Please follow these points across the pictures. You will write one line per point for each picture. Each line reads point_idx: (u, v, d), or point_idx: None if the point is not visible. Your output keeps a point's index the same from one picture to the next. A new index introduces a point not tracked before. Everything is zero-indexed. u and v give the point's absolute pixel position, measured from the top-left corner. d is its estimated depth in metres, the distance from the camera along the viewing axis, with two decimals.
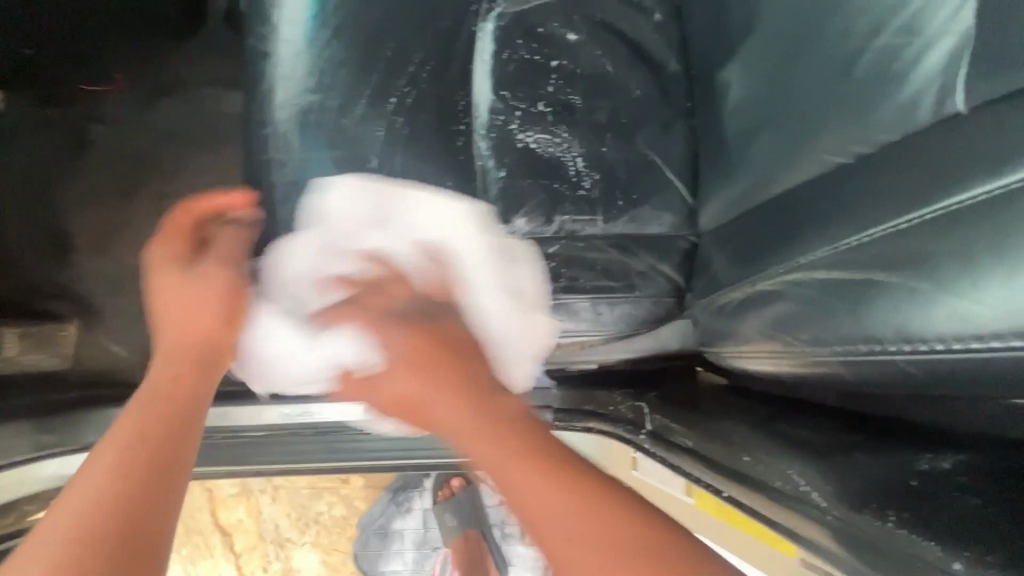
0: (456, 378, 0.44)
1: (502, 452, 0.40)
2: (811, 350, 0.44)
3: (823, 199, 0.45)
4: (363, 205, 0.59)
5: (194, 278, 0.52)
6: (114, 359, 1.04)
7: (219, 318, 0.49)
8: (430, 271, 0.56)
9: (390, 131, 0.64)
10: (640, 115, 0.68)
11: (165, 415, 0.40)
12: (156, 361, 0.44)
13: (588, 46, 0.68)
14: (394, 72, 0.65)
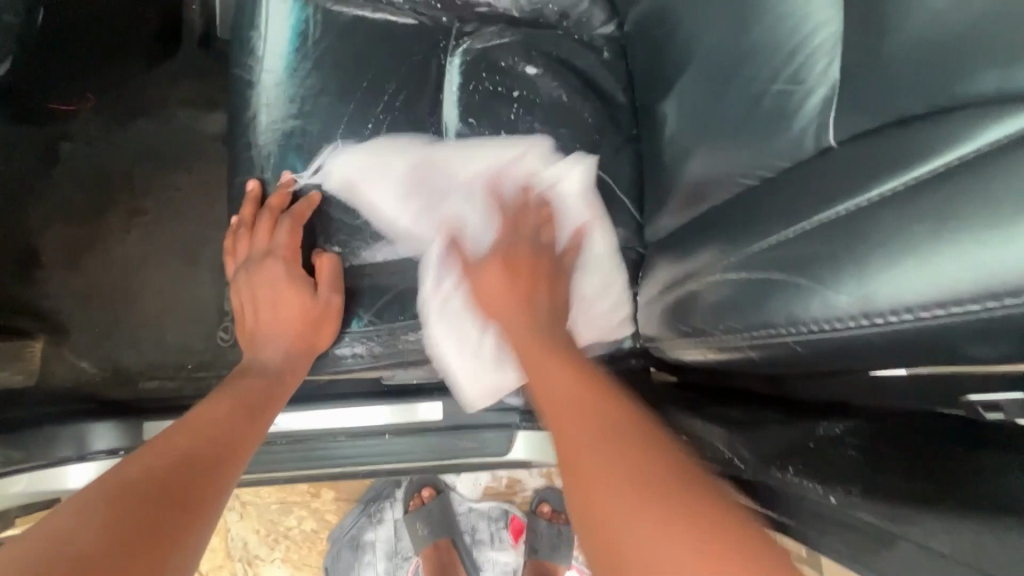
0: (545, 342, 0.59)
1: (551, 381, 0.54)
2: (725, 336, 0.51)
3: (734, 213, 0.55)
4: (440, 168, 0.69)
5: (259, 373, 0.67)
6: (83, 375, 1.04)
7: (254, 420, 0.62)
8: (500, 216, 0.67)
9: (366, 154, 0.71)
10: (592, 139, 0.76)
11: (202, 481, 0.50)
12: (196, 430, 0.56)
13: (547, 79, 0.76)
14: (369, 100, 0.71)
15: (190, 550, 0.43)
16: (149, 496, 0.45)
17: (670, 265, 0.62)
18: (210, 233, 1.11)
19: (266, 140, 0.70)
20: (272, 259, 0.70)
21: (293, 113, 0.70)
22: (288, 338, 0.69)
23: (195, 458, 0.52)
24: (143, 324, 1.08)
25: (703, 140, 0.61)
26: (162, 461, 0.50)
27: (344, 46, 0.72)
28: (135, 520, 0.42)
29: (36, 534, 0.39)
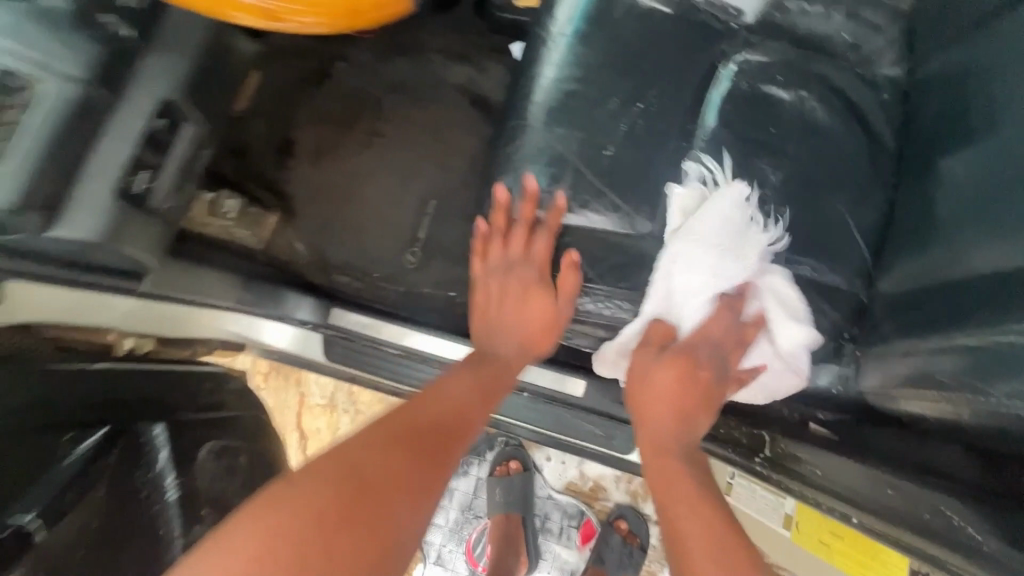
0: (679, 446, 0.68)
1: (688, 519, 0.58)
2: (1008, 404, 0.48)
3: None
4: (722, 228, 0.67)
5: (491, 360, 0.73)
6: (295, 254, 1.20)
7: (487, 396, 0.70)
8: (715, 323, 0.69)
9: (632, 127, 0.73)
10: (849, 177, 0.74)
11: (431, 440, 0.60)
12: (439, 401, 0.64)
13: (818, 104, 0.75)
14: (647, 81, 0.75)
15: (406, 522, 0.51)
16: (360, 490, 0.50)
17: (925, 319, 0.59)
18: (425, 168, 1.23)
19: (537, 95, 0.76)
20: (527, 266, 0.76)
21: (578, 76, 0.75)
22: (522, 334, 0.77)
23: (433, 436, 0.59)
24: (352, 226, 1.21)
25: (997, 202, 0.58)
26: (406, 422, 0.59)
27: (635, 33, 0.76)
28: (389, 475, 0.52)
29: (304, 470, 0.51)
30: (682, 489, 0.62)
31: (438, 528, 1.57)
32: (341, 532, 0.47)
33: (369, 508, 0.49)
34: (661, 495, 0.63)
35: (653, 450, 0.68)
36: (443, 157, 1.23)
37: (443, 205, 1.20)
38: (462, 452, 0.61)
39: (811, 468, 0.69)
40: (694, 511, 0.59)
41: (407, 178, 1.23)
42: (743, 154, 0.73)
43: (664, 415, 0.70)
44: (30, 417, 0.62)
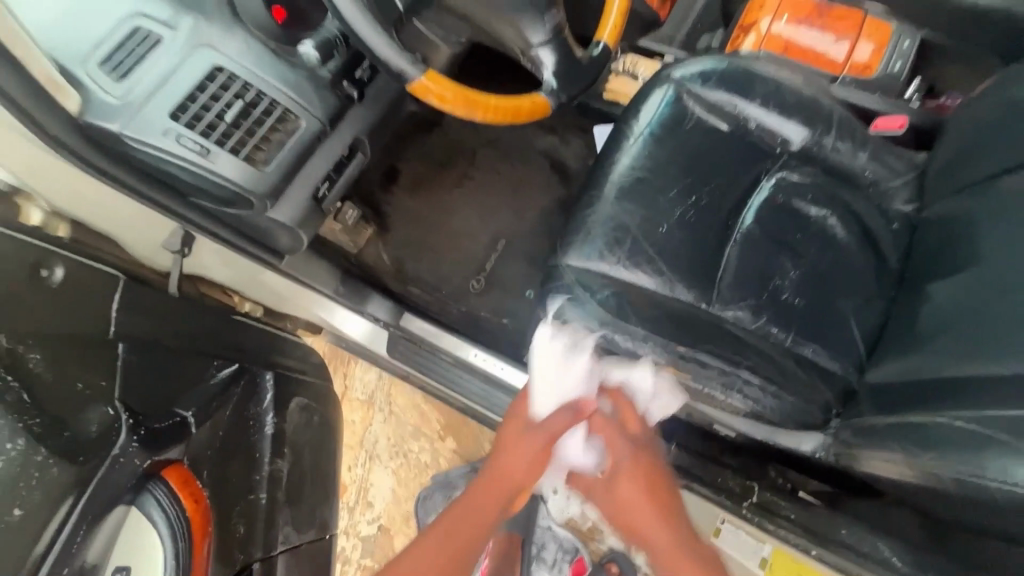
0: (671, 520, 0.72)
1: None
2: (935, 466, 0.61)
3: (971, 387, 0.66)
4: (562, 368, 0.79)
5: (489, 476, 0.74)
6: (380, 262, 1.42)
7: (490, 513, 0.72)
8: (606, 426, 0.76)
9: (686, 215, 0.92)
10: (853, 286, 0.91)
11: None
12: (455, 537, 0.70)
13: (835, 223, 0.94)
14: (703, 181, 0.94)
15: None
16: None
17: (894, 405, 0.73)
18: (502, 213, 1.45)
19: (614, 176, 0.96)
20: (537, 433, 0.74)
21: (649, 167, 0.95)
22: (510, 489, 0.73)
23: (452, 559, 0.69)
24: (432, 248, 1.43)
25: (961, 325, 0.74)
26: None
27: (700, 143, 0.96)
28: None
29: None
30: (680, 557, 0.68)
31: None
32: None
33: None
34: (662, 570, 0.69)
35: (638, 530, 0.72)
36: (519, 206, 1.45)
37: (511, 246, 1.42)
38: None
39: (786, 513, 0.86)
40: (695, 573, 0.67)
41: (486, 217, 1.45)
42: (768, 251, 0.93)
43: (640, 499, 0.72)
44: (185, 344, 0.81)
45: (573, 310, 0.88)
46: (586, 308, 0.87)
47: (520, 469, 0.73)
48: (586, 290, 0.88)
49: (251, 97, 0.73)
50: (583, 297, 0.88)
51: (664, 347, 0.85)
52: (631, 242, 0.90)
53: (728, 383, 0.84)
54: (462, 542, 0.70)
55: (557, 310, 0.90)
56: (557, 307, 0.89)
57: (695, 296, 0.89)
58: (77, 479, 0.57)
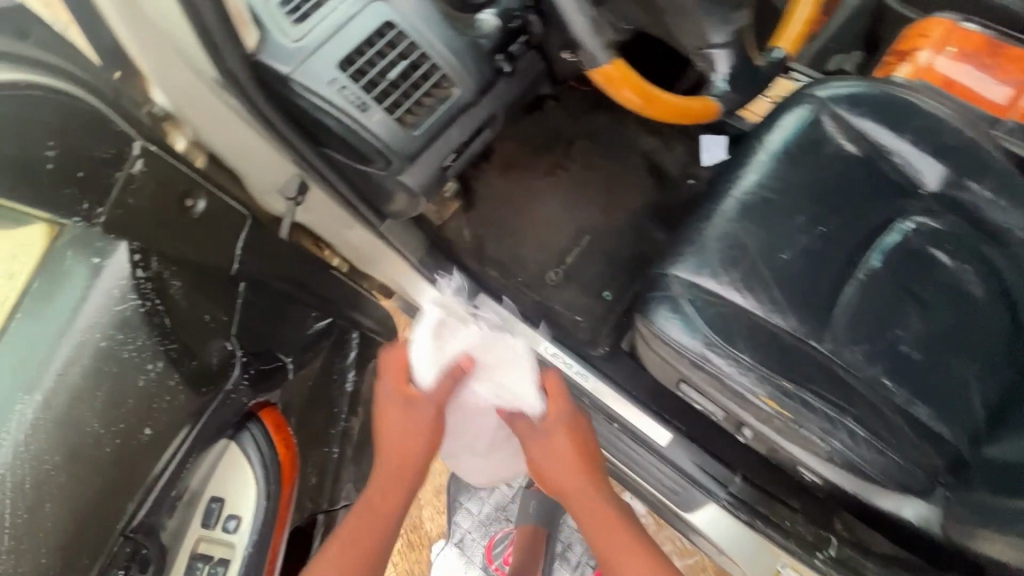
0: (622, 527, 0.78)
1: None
2: None
3: None
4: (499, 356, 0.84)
5: (392, 451, 0.78)
6: (460, 238, 1.41)
7: (406, 476, 0.79)
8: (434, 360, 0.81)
9: (809, 245, 0.87)
10: (979, 350, 0.84)
11: (380, 527, 0.76)
12: (376, 493, 0.78)
13: (972, 281, 0.87)
14: (834, 211, 0.88)
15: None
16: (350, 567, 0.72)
17: None
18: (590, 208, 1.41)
19: (736, 192, 0.91)
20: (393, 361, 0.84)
21: (778, 188, 0.89)
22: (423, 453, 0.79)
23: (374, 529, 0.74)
24: (513, 232, 1.40)
25: None
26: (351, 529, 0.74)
27: (836, 172, 0.90)
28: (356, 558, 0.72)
29: (342, 537, 0.74)
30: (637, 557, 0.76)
31: (469, 514, 1.71)
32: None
33: (374, 555, 0.74)
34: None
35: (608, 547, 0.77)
36: (610, 203, 1.40)
37: (594, 243, 1.38)
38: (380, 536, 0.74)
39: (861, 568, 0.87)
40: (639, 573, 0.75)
41: (573, 208, 1.40)
42: (893, 298, 0.86)
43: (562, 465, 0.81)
44: (288, 291, 0.81)
45: (673, 324, 0.84)
46: (684, 323, 0.84)
47: (417, 438, 0.79)
48: (690, 305, 0.84)
49: (415, 59, 0.76)
50: (684, 311, 0.84)
51: (768, 380, 0.80)
52: (747, 264, 0.85)
53: (831, 430, 0.79)
54: (395, 487, 0.78)
55: (653, 319, 0.86)
56: (656, 317, 0.86)
57: (808, 332, 0.84)
58: (195, 408, 0.60)
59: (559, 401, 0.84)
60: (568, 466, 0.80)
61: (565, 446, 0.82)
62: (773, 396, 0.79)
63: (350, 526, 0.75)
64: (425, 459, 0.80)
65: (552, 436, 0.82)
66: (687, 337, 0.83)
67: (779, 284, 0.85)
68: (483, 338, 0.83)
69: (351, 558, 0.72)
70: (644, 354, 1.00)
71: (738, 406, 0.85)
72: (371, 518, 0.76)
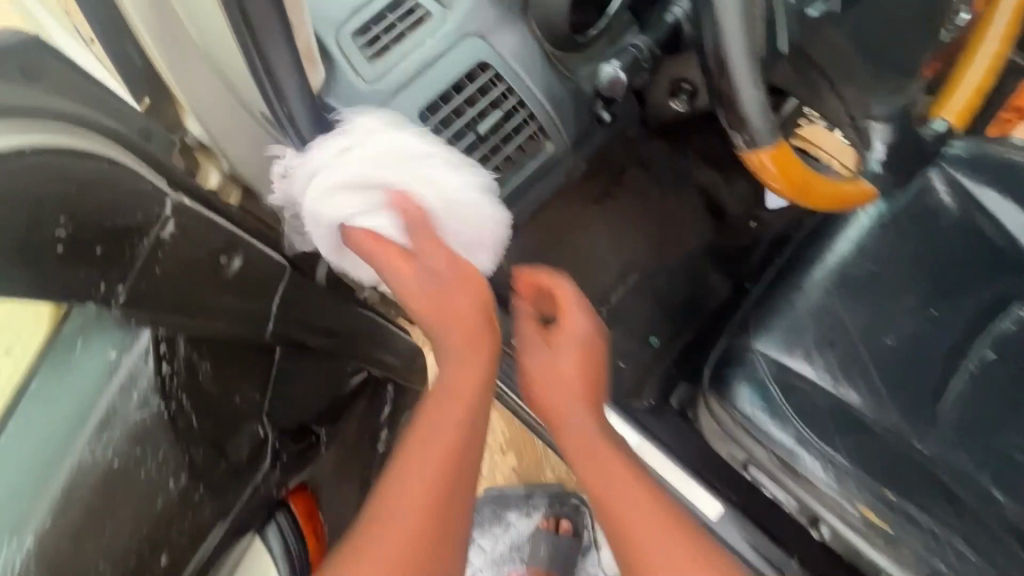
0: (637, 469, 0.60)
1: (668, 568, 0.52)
2: None
3: None
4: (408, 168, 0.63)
5: (445, 394, 0.57)
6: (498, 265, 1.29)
7: (467, 456, 0.55)
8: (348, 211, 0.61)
9: (916, 329, 0.77)
10: None
11: (440, 510, 0.51)
12: (415, 475, 0.52)
13: None
14: (946, 291, 0.79)
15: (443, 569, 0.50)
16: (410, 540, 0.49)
17: None
18: (641, 241, 1.30)
19: (831, 257, 0.80)
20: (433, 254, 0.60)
21: (883, 260, 0.79)
22: (473, 416, 0.56)
23: (437, 485, 0.52)
24: (555, 263, 1.29)
25: None
26: (430, 481, 0.52)
27: (949, 246, 0.80)
28: (414, 529, 0.50)
29: (393, 491, 0.52)
30: (661, 523, 0.55)
31: (481, 551, 1.61)
32: None
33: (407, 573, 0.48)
34: (634, 547, 0.54)
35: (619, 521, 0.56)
36: (663, 241, 1.30)
37: (644, 281, 1.27)
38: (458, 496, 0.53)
39: None
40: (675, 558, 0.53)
41: (623, 244, 1.30)
42: (1009, 395, 0.76)
43: (589, 421, 0.63)
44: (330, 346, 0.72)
45: (754, 407, 0.74)
46: (767, 407, 0.74)
47: (480, 371, 0.58)
48: (776, 387, 0.74)
49: (509, 108, 0.72)
50: (766, 394, 0.74)
51: (864, 485, 0.70)
52: (846, 346, 0.76)
53: (935, 548, 0.69)
54: (441, 465, 0.53)
55: (731, 399, 0.76)
56: (734, 398, 0.76)
57: (911, 428, 0.74)
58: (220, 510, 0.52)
59: (566, 315, 0.66)
60: (570, 378, 0.64)
61: (574, 363, 0.65)
62: (868, 504, 0.70)
63: (382, 508, 0.51)
64: (463, 398, 0.57)
65: (561, 349, 0.65)
66: (770, 423, 0.73)
67: (881, 371, 0.75)
68: (386, 172, 0.61)
69: (397, 553, 0.48)
70: (705, 427, 0.90)
71: (819, 508, 0.76)
72: (404, 505, 0.50)
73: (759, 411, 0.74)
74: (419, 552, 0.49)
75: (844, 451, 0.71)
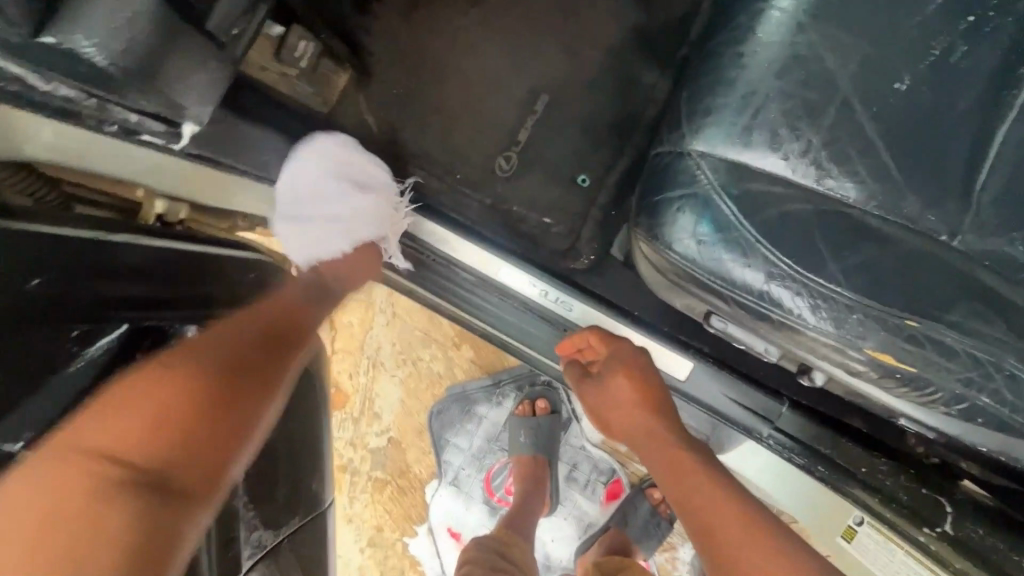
0: (711, 473, 0.63)
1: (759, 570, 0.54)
2: None
3: None
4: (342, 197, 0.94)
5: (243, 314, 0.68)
6: (365, 127, 0.95)
7: (273, 365, 0.65)
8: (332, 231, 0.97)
9: (938, 60, 0.48)
10: None
11: (237, 402, 0.57)
12: (214, 358, 0.58)
13: None
14: None
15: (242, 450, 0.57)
16: (230, 394, 0.56)
17: None
18: (547, 48, 0.95)
19: None
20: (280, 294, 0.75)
21: None
22: (269, 331, 0.67)
23: (232, 370, 0.58)
24: (437, 107, 0.95)
25: None
26: (226, 369, 0.58)
27: None
28: (198, 409, 0.52)
29: (147, 386, 0.50)
30: (736, 529, 0.57)
31: (459, 450, 1.50)
32: (208, 444, 0.51)
33: (175, 467, 0.48)
34: (712, 548, 0.58)
35: (711, 541, 0.58)
36: (572, 42, 0.94)
37: (558, 104, 0.94)
38: (260, 401, 0.60)
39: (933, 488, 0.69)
40: (764, 555, 0.54)
41: (521, 58, 0.95)
42: None
43: (657, 434, 0.70)
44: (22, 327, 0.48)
45: (700, 245, 0.48)
46: (716, 237, 0.47)
47: (257, 322, 0.67)
48: (725, 204, 0.47)
49: None
50: (714, 218, 0.48)
51: (876, 320, 0.46)
52: (834, 111, 0.47)
53: (976, 380, 0.47)
54: (215, 385, 0.55)
55: (665, 238, 0.50)
56: (666, 233, 0.49)
57: (942, 215, 0.48)
58: None
59: (604, 349, 0.77)
60: (627, 406, 0.73)
61: (628, 391, 0.73)
62: (880, 346, 0.46)
63: (125, 394, 0.49)
64: (256, 345, 0.64)
65: (607, 380, 0.75)
66: (724, 260, 0.47)
67: (891, 138, 0.47)
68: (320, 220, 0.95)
69: (157, 427, 0.48)
70: (648, 278, 0.65)
71: (807, 356, 0.54)
72: (181, 392, 0.51)
73: (705, 247, 0.48)
74: (186, 453, 0.49)
75: (843, 276, 0.46)
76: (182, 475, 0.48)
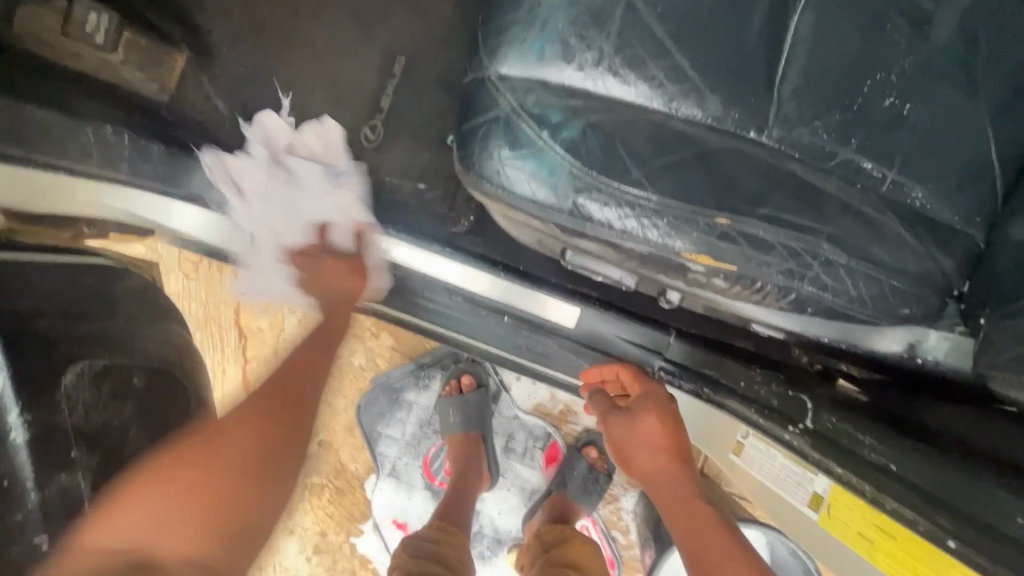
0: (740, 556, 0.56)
1: None
2: None
3: None
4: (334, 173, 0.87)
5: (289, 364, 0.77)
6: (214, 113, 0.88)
7: (276, 424, 0.68)
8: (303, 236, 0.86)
9: None
10: (1005, 64, 0.51)
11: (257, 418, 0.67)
12: (228, 422, 0.66)
13: None
14: None
15: (268, 500, 0.64)
16: (275, 396, 0.71)
17: None
18: (396, 8, 0.90)
19: None
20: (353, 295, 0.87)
21: None
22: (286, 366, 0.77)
23: (277, 398, 0.71)
24: (288, 81, 0.89)
25: None
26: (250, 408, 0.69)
27: None
28: (240, 469, 0.63)
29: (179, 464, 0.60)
30: None
31: (393, 440, 1.45)
32: (247, 486, 0.62)
33: (218, 472, 0.61)
34: None
35: None
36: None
37: (415, 65, 0.91)
38: (301, 414, 0.71)
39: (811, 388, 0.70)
40: None
41: (371, 21, 0.90)
42: (865, 19, 0.50)
43: (675, 479, 0.67)
44: None
45: (510, 169, 0.46)
46: (524, 158, 0.46)
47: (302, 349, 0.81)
48: (529, 124, 0.46)
49: None
50: (522, 139, 0.46)
51: (689, 220, 0.46)
52: (620, 16, 0.46)
53: (792, 268, 0.48)
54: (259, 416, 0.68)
55: (478, 167, 0.48)
56: (478, 163, 0.47)
57: (744, 109, 0.48)
58: None
59: (637, 388, 0.75)
60: (650, 447, 0.70)
61: (656, 433, 0.70)
62: (695, 245, 0.46)
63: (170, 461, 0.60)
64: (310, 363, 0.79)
65: (637, 418, 0.72)
66: (535, 180, 0.46)
67: (680, 37, 0.47)
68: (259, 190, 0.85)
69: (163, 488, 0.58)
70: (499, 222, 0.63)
71: (647, 272, 0.54)
72: (229, 466, 0.62)
73: (517, 171, 0.46)
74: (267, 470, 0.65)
75: (651, 181, 0.45)
76: (192, 527, 0.58)
